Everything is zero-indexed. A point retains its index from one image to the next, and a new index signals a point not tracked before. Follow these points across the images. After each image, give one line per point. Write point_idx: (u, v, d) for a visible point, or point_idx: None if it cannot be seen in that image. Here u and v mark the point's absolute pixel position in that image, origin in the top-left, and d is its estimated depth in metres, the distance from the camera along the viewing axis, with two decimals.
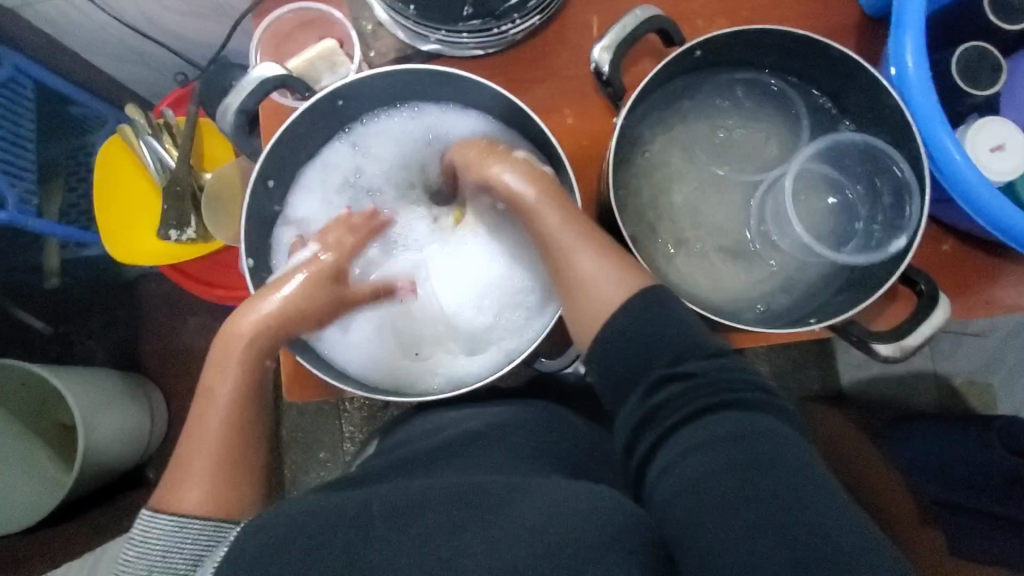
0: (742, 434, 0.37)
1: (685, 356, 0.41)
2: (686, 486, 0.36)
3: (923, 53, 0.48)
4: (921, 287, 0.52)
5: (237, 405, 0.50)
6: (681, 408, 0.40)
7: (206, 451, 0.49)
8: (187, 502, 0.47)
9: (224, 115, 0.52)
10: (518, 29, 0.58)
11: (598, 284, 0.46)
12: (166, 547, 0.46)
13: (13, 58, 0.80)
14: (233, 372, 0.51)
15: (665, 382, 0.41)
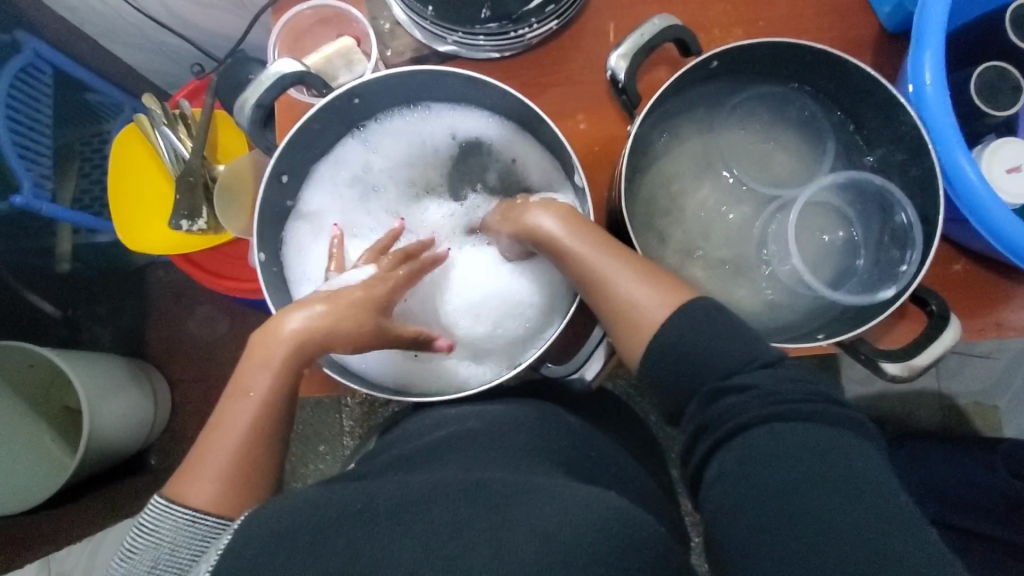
0: (802, 449, 0.37)
1: (737, 369, 0.41)
2: (744, 497, 0.37)
3: (942, 70, 0.48)
4: (932, 307, 0.51)
5: (271, 402, 0.47)
6: (737, 417, 0.39)
7: (228, 445, 0.46)
8: (200, 497, 0.45)
9: (241, 109, 0.52)
10: (535, 33, 0.58)
11: (641, 302, 0.45)
12: (176, 541, 0.44)
13: (33, 45, 0.82)
14: (267, 367, 0.47)
15: (715, 396, 0.41)
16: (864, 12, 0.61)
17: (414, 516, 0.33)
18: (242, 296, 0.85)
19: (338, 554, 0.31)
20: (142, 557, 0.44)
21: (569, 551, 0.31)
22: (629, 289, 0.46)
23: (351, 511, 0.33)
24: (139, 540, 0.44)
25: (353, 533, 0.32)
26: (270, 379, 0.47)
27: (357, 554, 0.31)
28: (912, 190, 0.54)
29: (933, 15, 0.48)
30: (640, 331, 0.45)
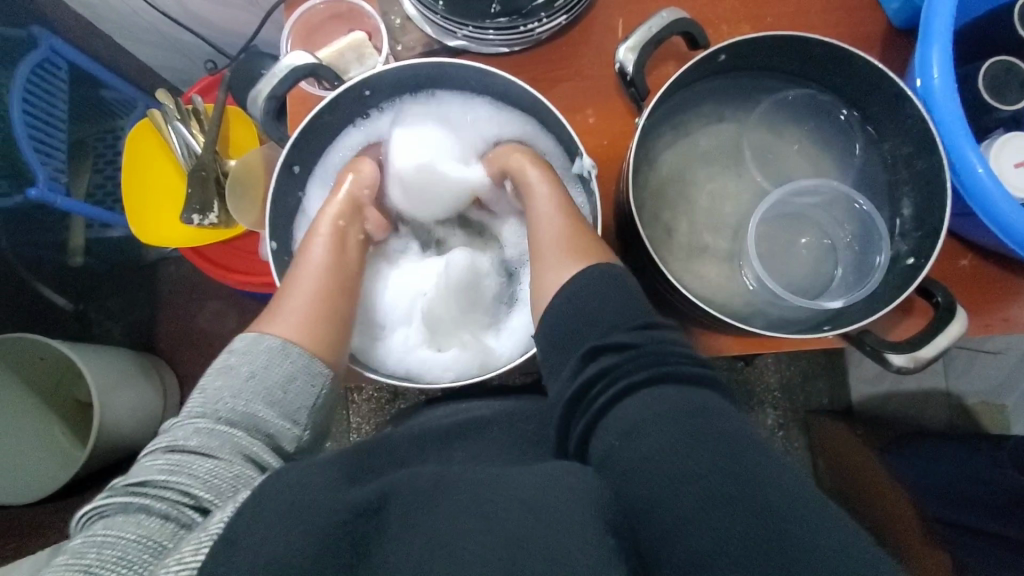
0: (681, 405, 0.37)
1: (620, 326, 0.44)
2: (631, 454, 0.36)
3: (949, 63, 0.48)
4: (938, 299, 0.52)
5: (332, 258, 0.57)
6: (621, 378, 0.40)
7: (305, 296, 0.53)
8: (286, 332, 0.50)
9: (254, 101, 0.53)
10: (544, 27, 0.58)
11: (552, 261, 0.52)
12: (271, 362, 0.48)
13: (48, 40, 0.83)
14: (323, 242, 0.57)
15: (600, 355, 0.42)
16: (872, 7, 0.62)
17: (424, 512, 0.32)
18: (252, 289, 0.87)
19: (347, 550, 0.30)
20: (239, 373, 0.46)
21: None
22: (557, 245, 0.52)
23: (366, 503, 0.32)
24: (235, 368, 0.47)
25: (364, 521, 0.32)
26: (326, 250, 0.57)
27: (370, 541, 0.32)
28: (918, 183, 0.54)
29: (941, 8, 0.48)
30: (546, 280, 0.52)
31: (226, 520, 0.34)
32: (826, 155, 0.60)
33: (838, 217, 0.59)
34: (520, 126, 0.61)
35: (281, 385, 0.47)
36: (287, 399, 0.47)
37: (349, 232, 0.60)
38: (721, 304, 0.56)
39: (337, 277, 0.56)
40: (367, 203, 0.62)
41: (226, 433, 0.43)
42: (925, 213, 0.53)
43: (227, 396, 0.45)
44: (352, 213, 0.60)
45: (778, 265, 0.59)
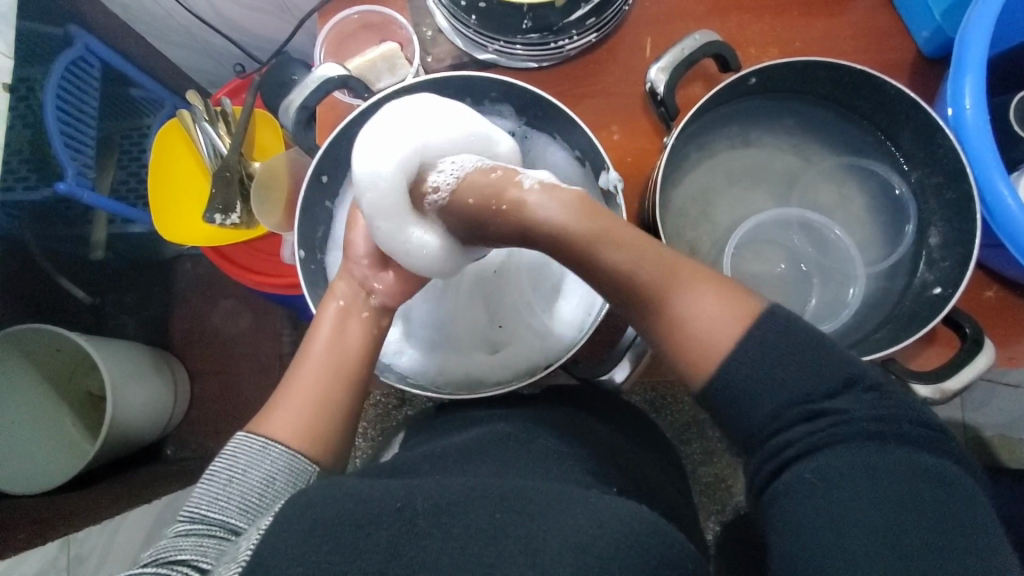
0: (896, 476, 0.35)
1: (840, 389, 0.38)
2: (814, 515, 0.35)
3: (983, 94, 0.48)
4: (966, 331, 0.51)
5: (331, 344, 0.52)
6: (810, 444, 0.37)
7: (301, 397, 0.48)
8: (273, 432, 0.46)
9: (287, 111, 0.54)
10: (574, 44, 0.59)
11: (697, 329, 0.39)
12: (251, 464, 0.44)
13: (84, 38, 0.85)
14: (327, 326, 0.53)
15: (806, 419, 0.38)
16: (901, 35, 0.62)
17: (449, 515, 0.34)
18: (270, 290, 0.87)
19: (378, 552, 0.33)
20: (218, 479, 0.43)
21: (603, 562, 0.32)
22: (681, 300, 0.39)
23: (391, 509, 0.34)
24: (214, 472, 0.44)
25: (392, 534, 0.33)
26: (329, 338, 0.52)
27: (397, 553, 0.32)
28: (946, 213, 0.53)
29: (976, 39, 0.48)
30: (699, 358, 0.39)
31: (255, 545, 0.34)
32: (853, 179, 0.60)
33: (807, 238, 0.60)
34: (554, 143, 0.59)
35: (259, 489, 0.43)
36: (264, 502, 0.43)
37: (351, 312, 0.54)
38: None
39: (332, 370, 0.50)
40: (370, 276, 0.55)
41: (204, 531, 0.40)
42: (953, 243, 0.53)
43: (204, 502, 0.42)
44: (356, 294, 0.55)
45: (771, 293, 0.57)
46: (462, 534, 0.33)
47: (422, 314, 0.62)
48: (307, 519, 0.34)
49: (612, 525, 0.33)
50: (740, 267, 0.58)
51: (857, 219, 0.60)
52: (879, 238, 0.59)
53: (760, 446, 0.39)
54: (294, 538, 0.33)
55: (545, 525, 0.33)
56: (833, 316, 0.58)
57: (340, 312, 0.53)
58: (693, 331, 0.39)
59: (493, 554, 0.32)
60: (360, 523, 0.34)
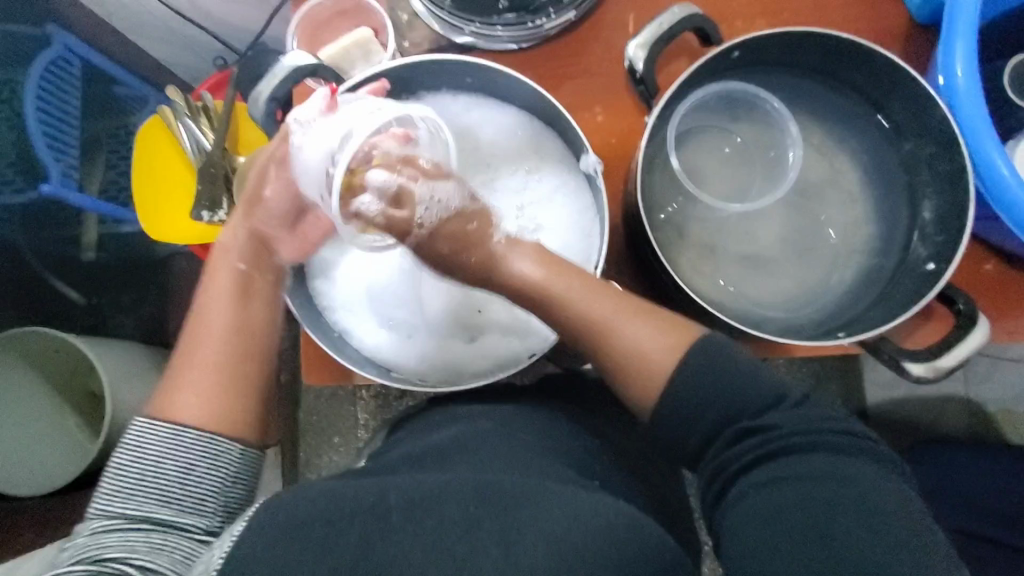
0: (821, 476, 0.38)
1: (767, 409, 0.42)
2: (749, 517, 0.37)
3: (974, 61, 0.47)
4: (960, 306, 0.50)
5: (237, 315, 0.49)
6: (746, 455, 0.41)
7: (203, 379, 0.46)
8: (183, 415, 0.44)
9: (255, 102, 0.52)
10: (553, 24, 0.58)
11: (655, 356, 0.43)
12: (164, 455, 0.43)
13: (62, 38, 0.83)
14: (224, 296, 0.49)
15: (741, 436, 0.42)
16: (892, 2, 0.60)
17: (424, 507, 0.34)
18: None
19: (350, 548, 0.32)
20: (128, 474, 0.43)
21: (580, 546, 0.32)
22: (637, 337, 0.44)
23: (365, 505, 0.34)
24: (121, 465, 0.43)
25: (365, 528, 0.33)
26: (229, 308, 0.49)
27: (370, 549, 0.32)
28: (939, 184, 0.52)
29: (966, 3, 0.47)
30: (649, 375, 0.44)
31: (230, 551, 0.33)
32: (845, 154, 0.58)
33: (749, 135, 0.59)
34: (538, 127, 0.58)
35: (178, 478, 0.43)
36: (186, 493, 0.43)
37: (256, 278, 0.51)
38: (707, 291, 0.56)
39: (241, 347, 0.48)
40: (276, 236, 0.53)
41: (129, 525, 0.41)
42: (947, 217, 0.51)
43: (120, 499, 0.42)
44: (257, 256, 0.52)
45: (737, 251, 0.57)
46: (436, 528, 0.33)
47: (346, 290, 0.58)
48: (280, 520, 0.34)
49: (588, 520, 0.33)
50: (709, 223, 0.58)
51: (849, 195, 0.58)
52: (873, 214, 0.57)
53: (710, 454, 0.43)
54: (264, 539, 0.33)
55: (521, 518, 0.33)
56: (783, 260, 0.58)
57: (243, 278, 0.51)
58: (625, 333, 0.44)
59: (465, 546, 0.32)
60: (330, 520, 0.33)
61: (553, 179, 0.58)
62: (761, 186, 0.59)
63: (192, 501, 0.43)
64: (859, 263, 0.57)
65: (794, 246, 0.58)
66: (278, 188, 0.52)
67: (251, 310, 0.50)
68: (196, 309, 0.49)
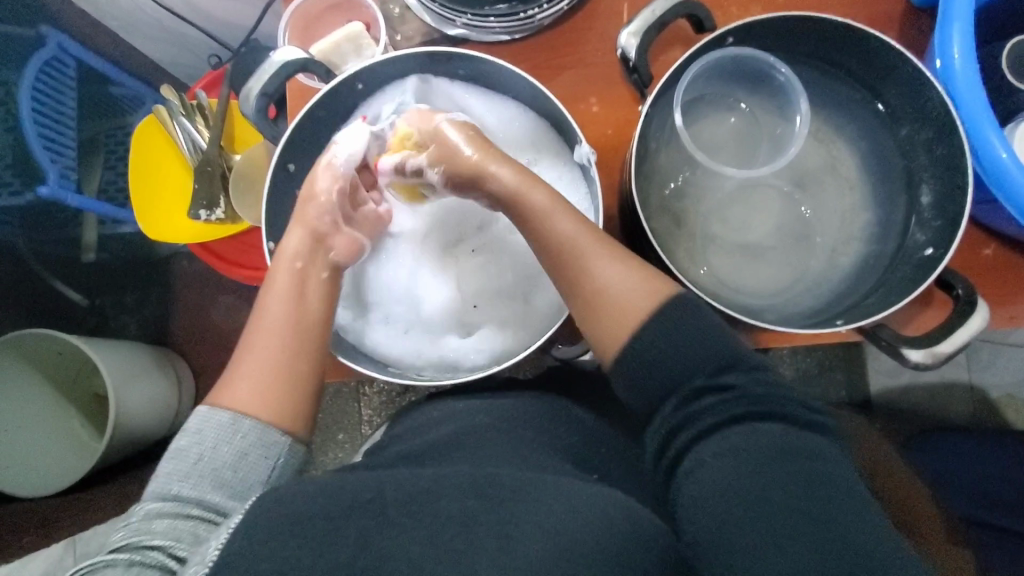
0: (777, 448, 0.37)
1: (725, 367, 0.42)
2: (710, 494, 0.37)
3: (971, 43, 0.46)
4: (959, 292, 0.50)
5: (293, 307, 0.49)
6: (705, 420, 0.40)
7: (260, 366, 0.46)
8: (238, 404, 0.44)
9: (247, 99, 0.52)
10: (545, 14, 0.57)
11: (621, 290, 0.44)
12: (220, 441, 0.43)
13: (55, 37, 0.83)
14: (281, 288, 0.50)
15: (696, 397, 0.41)
16: None
17: (420, 500, 0.34)
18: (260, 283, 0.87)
19: (347, 540, 0.32)
20: (185, 456, 0.42)
21: (573, 538, 0.32)
22: (609, 274, 0.45)
23: (361, 499, 0.34)
24: (180, 448, 0.43)
25: (363, 522, 0.33)
26: (285, 299, 0.49)
27: (367, 543, 0.32)
28: (937, 168, 0.51)
29: None
30: (614, 310, 0.44)
31: (223, 547, 0.33)
32: (843, 141, 0.57)
33: (752, 101, 0.57)
34: (532, 118, 0.57)
35: (231, 464, 0.43)
36: (237, 479, 0.43)
37: (310, 273, 0.52)
38: (704, 281, 0.55)
39: (296, 338, 0.48)
40: (330, 232, 0.54)
41: (180, 510, 0.40)
42: (946, 202, 0.51)
43: (175, 479, 0.42)
44: (313, 253, 0.52)
45: (734, 240, 0.57)
46: (432, 523, 0.33)
47: (387, 284, 0.60)
48: (277, 515, 0.33)
49: (585, 513, 0.33)
50: (704, 213, 0.57)
51: (847, 181, 0.57)
52: (872, 201, 0.57)
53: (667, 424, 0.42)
54: (261, 534, 0.32)
55: (518, 512, 0.33)
56: (784, 250, 0.57)
57: (299, 274, 0.51)
58: (596, 262, 0.45)
59: (462, 539, 0.32)
60: (329, 515, 0.33)
61: (548, 170, 0.57)
62: (765, 144, 0.58)
63: (241, 490, 0.42)
64: (857, 250, 0.56)
65: (791, 234, 0.58)
66: (328, 179, 0.54)
67: (305, 302, 0.50)
68: (259, 298, 0.50)
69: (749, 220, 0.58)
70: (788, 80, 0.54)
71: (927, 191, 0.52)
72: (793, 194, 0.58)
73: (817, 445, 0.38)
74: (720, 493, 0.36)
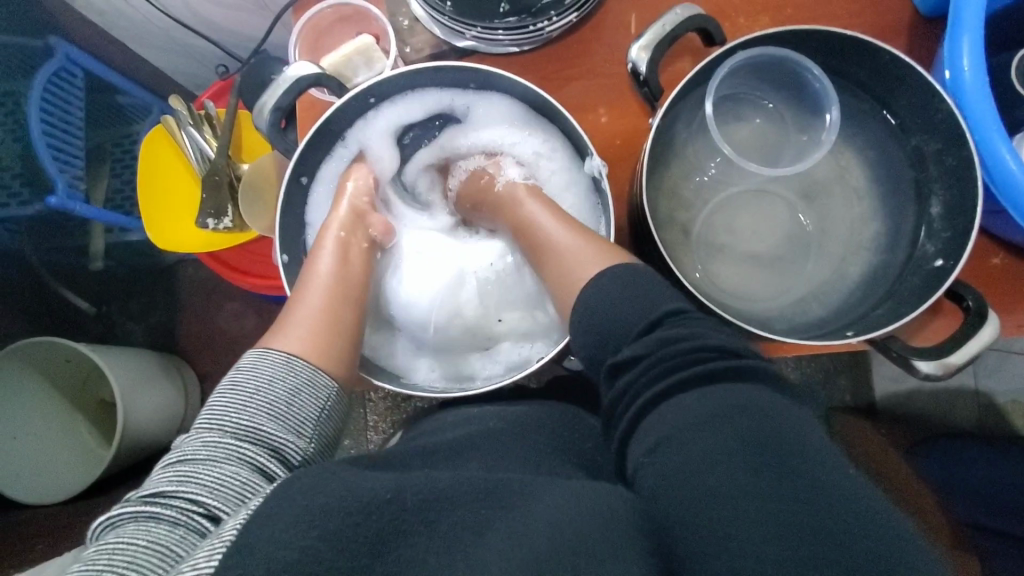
0: (715, 406, 0.37)
1: (641, 330, 0.44)
2: (658, 468, 0.36)
3: (981, 54, 0.46)
4: (969, 303, 0.50)
5: (337, 265, 0.55)
6: (646, 393, 0.40)
7: (309, 313, 0.51)
8: (291, 346, 0.49)
9: (259, 112, 0.52)
10: (555, 26, 0.57)
11: (567, 259, 0.52)
12: (274, 377, 0.46)
13: (63, 48, 0.83)
14: (329, 252, 0.55)
15: (629, 367, 0.42)
16: None
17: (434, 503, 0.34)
18: (268, 291, 0.88)
19: (362, 539, 0.33)
20: (242, 389, 0.45)
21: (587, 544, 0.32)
22: (558, 247, 0.53)
23: (378, 502, 0.34)
24: (235, 385, 0.46)
25: (379, 524, 0.33)
26: (333, 259, 0.55)
27: (381, 545, 0.33)
28: (948, 179, 0.51)
29: None
30: (564, 277, 0.52)
31: (239, 528, 0.33)
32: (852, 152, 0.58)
33: (780, 98, 0.57)
34: (543, 133, 0.58)
35: (285, 399, 0.46)
36: (290, 415, 0.46)
37: (353, 240, 0.57)
38: (713, 292, 0.55)
39: (338, 289, 0.54)
40: (370, 211, 0.59)
41: (234, 445, 0.43)
42: (956, 212, 0.51)
43: (230, 414, 0.44)
44: (355, 224, 0.57)
45: (742, 250, 0.58)
46: (449, 530, 0.34)
47: (405, 301, 0.60)
48: (293, 507, 0.34)
49: (602, 520, 0.33)
50: (713, 223, 0.58)
51: (855, 192, 0.58)
52: (880, 210, 0.57)
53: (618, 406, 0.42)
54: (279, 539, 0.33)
55: (534, 519, 0.33)
56: (792, 260, 0.58)
57: (343, 240, 0.56)
58: (552, 236, 0.54)
59: (477, 543, 0.32)
60: (346, 514, 0.34)
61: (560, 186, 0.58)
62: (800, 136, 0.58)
63: (294, 425, 0.45)
64: (865, 260, 0.57)
65: (799, 244, 0.58)
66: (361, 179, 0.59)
67: (347, 264, 0.56)
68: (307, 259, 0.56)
69: (758, 229, 0.58)
70: (814, 81, 0.53)
71: (938, 202, 0.53)
72: (799, 204, 0.59)
73: (755, 394, 0.37)
74: (663, 468, 0.35)
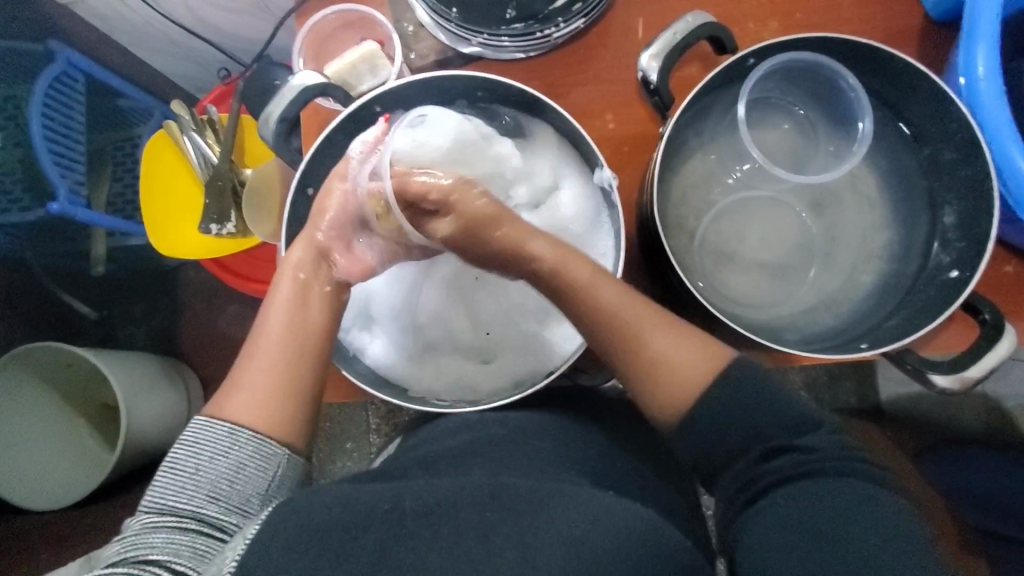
0: (842, 505, 0.38)
1: (796, 429, 0.43)
2: (768, 544, 0.38)
3: (997, 64, 0.47)
4: (985, 316, 0.49)
5: (293, 317, 0.49)
6: (773, 475, 0.41)
7: (259, 377, 0.46)
8: (239, 415, 0.45)
9: (265, 122, 0.51)
10: (562, 33, 0.57)
11: (679, 360, 0.46)
12: (217, 452, 0.43)
13: (65, 53, 0.83)
14: (285, 298, 0.50)
15: (769, 456, 0.42)
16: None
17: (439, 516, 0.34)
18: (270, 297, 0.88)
19: (365, 553, 0.32)
20: (183, 467, 0.42)
21: (595, 558, 0.32)
22: (663, 344, 0.46)
23: (378, 512, 0.34)
24: (177, 458, 0.43)
25: (381, 534, 0.33)
26: (288, 310, 0.49)
27: (382, 556, 0.32)
28: (962, 190, 0.51)
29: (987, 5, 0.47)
30: (666, 378, 0.46)
31: (241, 558, 0.32)
32: None
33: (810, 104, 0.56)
34: (550, 140, 0.57)
35: (227, 477, 0.43)
36: (234, 491, 0.43)
37: (312, 284, 0.51)
38: (723, 301, 0.55)
39: (295, 346, 0.48)
40: (336, 248, 0.53)
41: (177, 525, 0.41)
42: (971, 223, 0.50)
43: (170, 495, 0.42)
44: (316, 266, 0.52)
45: (754, 259, 0.57)
46: (454, 534, 0.33)
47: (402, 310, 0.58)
48: (298, 523, 0.33)
49: (612, 536, 0.32)
50: (725, 232, 0.57)
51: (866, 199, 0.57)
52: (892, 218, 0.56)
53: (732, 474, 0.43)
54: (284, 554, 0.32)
55: (542, 533, 0.33)
56: (803, 268, 0.57)
57: (301, 285, 0.51)
58: (654, 331, 0.47)
59: (484, 556, 0.32)
60: (346, 525, 0.33)
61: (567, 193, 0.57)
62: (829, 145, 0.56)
63: (237, 501, 0.42)
64: (877, 268, 0.56)
65: (811, 252, 0.57)
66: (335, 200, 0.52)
67: (306, 313, 0.50)
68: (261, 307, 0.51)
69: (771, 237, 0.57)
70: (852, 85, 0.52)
71: (953, 211, 0.52)
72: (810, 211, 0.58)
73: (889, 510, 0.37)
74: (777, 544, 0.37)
